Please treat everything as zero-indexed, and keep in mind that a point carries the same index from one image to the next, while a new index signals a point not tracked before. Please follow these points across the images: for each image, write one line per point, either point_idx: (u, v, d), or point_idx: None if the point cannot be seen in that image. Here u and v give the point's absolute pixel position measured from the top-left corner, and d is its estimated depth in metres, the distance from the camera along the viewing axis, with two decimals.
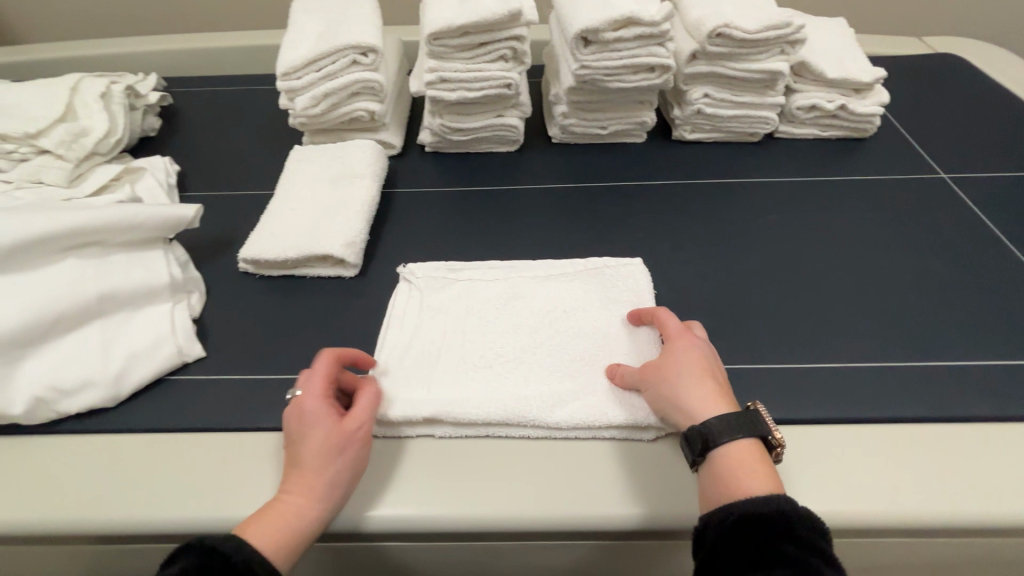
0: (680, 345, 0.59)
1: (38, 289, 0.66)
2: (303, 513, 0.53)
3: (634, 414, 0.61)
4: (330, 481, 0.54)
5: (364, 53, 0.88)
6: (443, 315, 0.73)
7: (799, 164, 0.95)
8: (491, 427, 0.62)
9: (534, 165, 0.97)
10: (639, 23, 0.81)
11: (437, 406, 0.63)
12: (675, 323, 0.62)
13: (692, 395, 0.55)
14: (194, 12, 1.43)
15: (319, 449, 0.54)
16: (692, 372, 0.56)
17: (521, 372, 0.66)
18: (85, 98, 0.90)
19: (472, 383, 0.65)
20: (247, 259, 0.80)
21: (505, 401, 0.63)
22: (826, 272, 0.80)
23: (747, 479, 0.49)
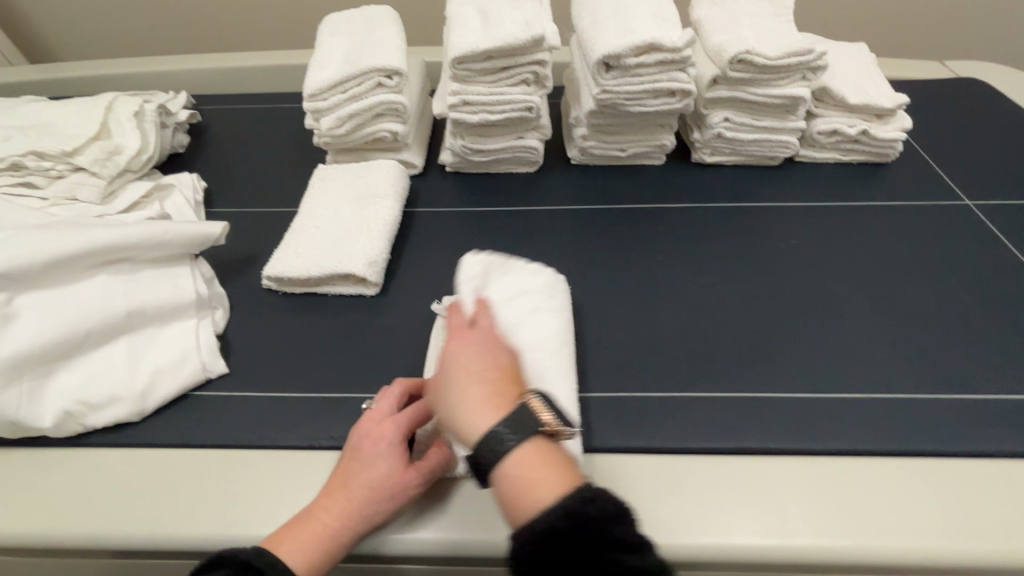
0: (455, 343, 0.55)
1: (71, 306, 0.67)
2: (337, 534, 0.54)
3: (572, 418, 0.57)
4: (378, 514, 0.55)
5: (388, 75, 0.90)
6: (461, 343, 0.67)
7: (820, 188, 0.95)
8: None
9: (553, 187, 0.98)
10: (661, 49, 0.82)
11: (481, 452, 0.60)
12: (453, 320, 0.58)
13: (464, 403, 0.51)
14: (223, 33, 1.47)
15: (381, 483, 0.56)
16: (459, 378, 0.52)
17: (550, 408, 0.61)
18: (120, 118, 0.94)
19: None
20: (270, 277, 0.81)
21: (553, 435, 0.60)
22: (851, 300, 0.78)
23: (532, 490, 0.46)
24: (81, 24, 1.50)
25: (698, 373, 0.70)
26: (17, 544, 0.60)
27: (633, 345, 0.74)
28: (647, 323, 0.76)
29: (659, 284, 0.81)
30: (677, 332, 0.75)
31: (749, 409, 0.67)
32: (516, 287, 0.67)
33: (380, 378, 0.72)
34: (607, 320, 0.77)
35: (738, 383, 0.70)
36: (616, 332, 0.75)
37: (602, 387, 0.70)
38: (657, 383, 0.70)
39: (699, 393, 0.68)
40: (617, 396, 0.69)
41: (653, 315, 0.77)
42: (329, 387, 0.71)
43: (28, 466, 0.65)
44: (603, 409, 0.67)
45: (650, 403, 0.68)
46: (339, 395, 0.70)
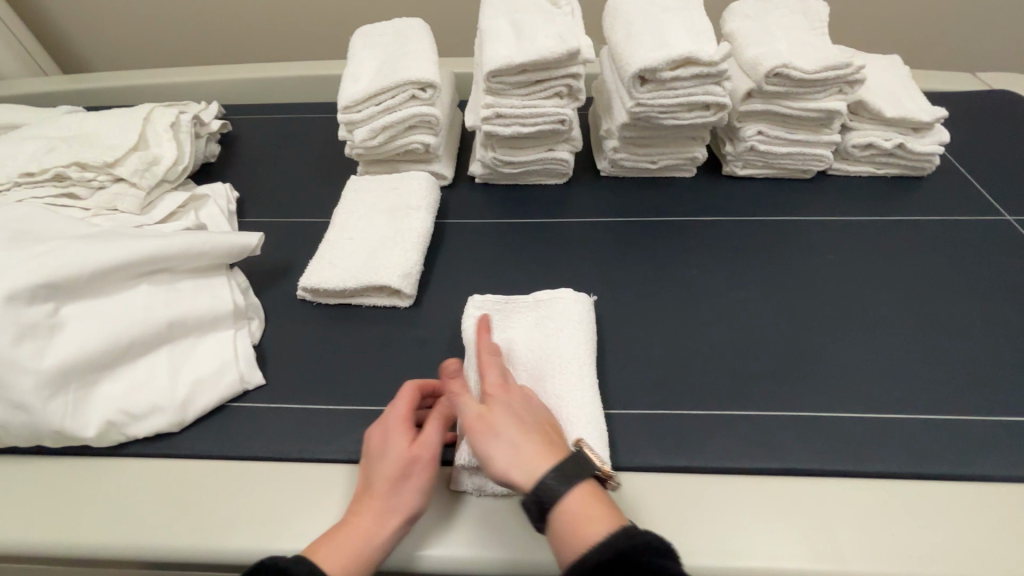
0: (497, 398, 0.55)
1: (113, 316, 0.68)
2: (373, 535, 0.53)
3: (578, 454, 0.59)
4: (404, 502, 0.55)
5: (422, 88, 0.90)
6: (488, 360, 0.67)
7: (855, 202, 0.94)
8: None
9: (583, 199, 0.97)
10: (697, 63, 0.81)
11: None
12: (493, 374, 0.58)
13: (523, 453, 0.51)
14: (252, 43, 1.49)
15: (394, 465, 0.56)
16: (514, 429, 0.52)
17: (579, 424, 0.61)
18: (157, 129, 0.95)
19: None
20: (305, 288, 0.81)
21: None
22: (891, 317, 0.77)
23: (586, 525, 0.47)
24: (116, 35, 1.53)
25: (738, 391, 0.70)
26: (60, 552, 0.61)
27: (670, 361, 0.73)
28: (683, 338, 0.76)
29: (695, 298, 0.80)
30: (713, 347, 0.74)
31: (791, 428, 0.66)
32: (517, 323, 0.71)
33: None
34: (643, 335, 0.76)
35: (779, 401, 0.68)
36: (652, 347, 0.75)
37: (639, 404, 0.69)
38: (696, 399, 0.69)
39: (740, 412, 0.68)
40: (656, 412, 0.68)
41: (689, 330, 0.76)
42: (366, 399, 0.71)
43: (72, 475, 0.66)
44: (641, 425, 0.67)
45: (689, 419, 0.67)
46: (375, 407, 0.70)
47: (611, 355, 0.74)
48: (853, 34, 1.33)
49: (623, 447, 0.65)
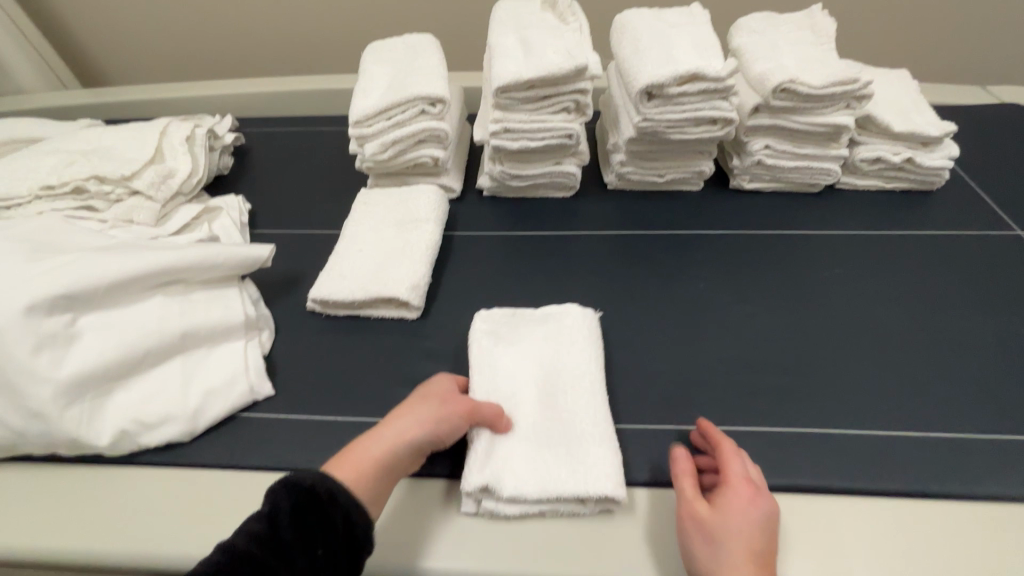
0: (725, 493, 0.54)
1: (128, 326, 0.69)
2: (389, 438, 0.57)
3: (590, 479, 0.58)
4: (414, 431, 0.58)
5: (432, 103, 0.92)
6: (496, 379, 0.67)
7: (864, 216, 0.93)
8: (559, 508, 0.59)
9: (590, 212, 0.98)
10: (704, 79, 0.82)
11: (522, 485, 0.58)
12: (739, 471, 0.55)
13: (732, 560, 0.49)
14: (266, 57, 1.53)
15: (429, 423, 0.58)
16: (734, 543, 0.50)
17: (590, 442, 0.61)
18: (174, 143, 0.97)
19: (541, 456, 0.60)
20: (315, 299, 0.82)
21: (557, 476, 0.58)
22: (900, 332, 0.76)
23: None
24: (134, 50, 1.57)
25: (746, 406, 0.69)
26: (72, 561, 0.62)
27: (678, 375, 0.73)
28: (691, 352, 0.75)
29: (702, 312, 0.80)
30: (720, 362, 0.74)
31: (799, 445, 0.65)
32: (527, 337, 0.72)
33: None
34: (650, 349, 0.76)
35: (787, 417, 0.68)
36: (659, 361, 0.75)
37: (646, 418, 0.69)
38: (703, 414, 0.69)
39: (748, 427, 0.67)
40: (662, 427, 0.68)
41: (696, 344, 0.76)
42: (373, 411, 0.72)
43: (85, 484, 0.67)
44: (648, 440, 0.67)
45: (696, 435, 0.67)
46: (382, 420, 0.71)
47: (618, 369, 0.74)
48: (860, 48, 1.34)
49: (630, 462, 0.65)
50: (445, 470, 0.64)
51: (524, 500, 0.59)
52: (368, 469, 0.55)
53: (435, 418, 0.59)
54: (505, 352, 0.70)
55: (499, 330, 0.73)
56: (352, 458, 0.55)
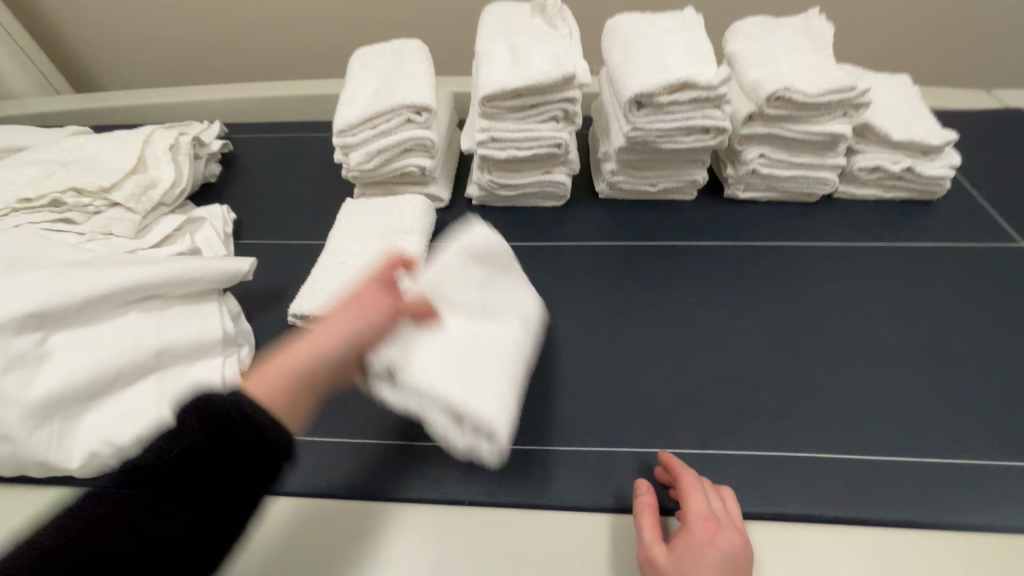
0: (684, 537, 0.53)
1: (99, 346, 0.67)
2: (308, 348, 0.58)
3: (480, 402, 0.53)
4: (332, 337, 0.58)
5: (418, 111, 0.90)
6: (450, 279, 0.62)
7: (862, 227, 0.91)
8: (441, 417, 0.55)
9: (581, 222, 0.96)
10: (696, 87, 0.80)
11: (423, 380, 0.54)
12: (699, 509, 0.54)
13: None
14: (257, 61, 1.51)
15: (347, 323, 0.59)
16: None
17: (502, 376, 0.56)
18: (157, 152, 0.96)
19: (448, 366, 0.56)
20: (297, 314, 0.80)
21: (456, 386, 0.54)
22: (898, 351, 0.74)
23: None
24: (125, 55, 1.56)
25: (736, 427, 0.67)
26: None
27: (666, 395, 0.70)
28: (679, 369, 0.73)
29: (693, 327, 0.78)
30: (711, 380, 0.72)
31: (791, 469, 0.63)
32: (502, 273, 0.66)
33: (403, 422, 0.70)
34: (637, 365, 0.74)
35: (778, 439, 0.66)
36: (647, 379, 0.72)
37: (632, 439, 0.66)
38: (692, 436, 0.66)
39: (737, 450, 0.65)
40: (649, 449, 0.65)
41: (686, 361, 0.74)
42: (351, 431, 0.70)
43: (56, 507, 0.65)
44: (632, 464, 0.64)
45: (684, 458, 0.65)
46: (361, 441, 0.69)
47: (605, 386, 0.72)
48: (860, 51, 1.31)
49: (613, 487, 0.62)
50: (423, 495, 0.63)
51: (412, 392, 0.56)
52: (288, 378, 0.56)
53: (354, 317, 0.59)
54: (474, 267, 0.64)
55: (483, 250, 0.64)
56: (271, 369, 0.56)
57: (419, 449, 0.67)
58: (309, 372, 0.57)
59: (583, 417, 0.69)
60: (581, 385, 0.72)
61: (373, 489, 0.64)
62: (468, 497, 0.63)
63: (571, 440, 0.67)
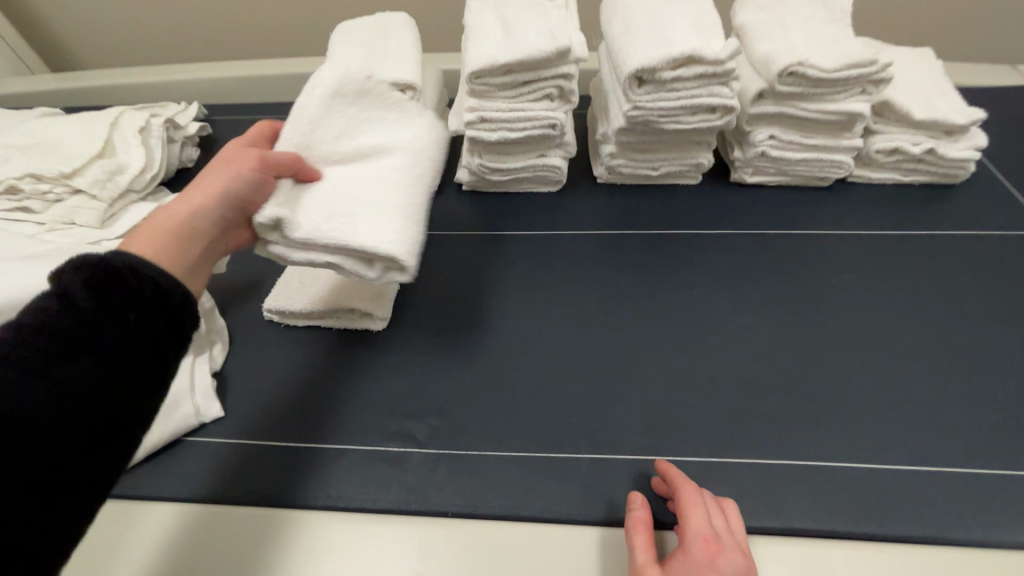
0: (681, 560, 0.48)
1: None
2: (176, 210, 0.51)
3: (382, 235, 0.56)
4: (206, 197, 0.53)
5: (401, 90, 0.83)
6: (320, 134, 0.61)
7: (877, 213, 0.85)
8: (352, 264, 0.58)
9: (578, 208, 0.90)
10: (702, 61, 0.73)
11: (312, 228, 0.56)
12: (698, 528, 0.49)
13: None
14: (238, 38, 1.43)
15: (217, 186, 0.54)
16: None
17: (396, 212, 0.58)
18: (125, 134, 0.90)
19: (341, 210, 0.57)
20: (273, 309, 0.74)
21: (356, 233, 0.56)
22: (917, 349, 0.69)
23: None
24: (98, 32, 1.47)
25: (741, 432, 0.62)
26: None
27: (666, 397, 0.65)
28: (681, 368, 0.68)
29: (696, 322, 0.73)
30: (715, 380, 0.67)
31: (800, 479, 0.59)
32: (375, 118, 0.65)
33: (383, 426, 0.65)
34: (636, 364, 0.69)
35: (787, 446, 0.61)
36: (646, 379, 0.67)
37: (630, 446, 0.61)
38: (694, 442, 0.62)
39: (742, 459, 0.60)
40: (647, 457, 0.61)
41: (688, 360, 0.69)
42: (327, 436, 0.65)
43: None
44: (629, 473, 0.59)
45: (685, 467, 0.60)
46: (339, 447, 0.64)
47: (601, 387, 0.66)
48: (877, 24, 1.23)
49: (608, 499, 0.58)
50: (404, 507, 0.59)
51: (315, 247, 0.57)
52: (163, 236, 0.49)
53: (224, 177, 0.54)
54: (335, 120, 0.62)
55: (345, 94, 0.63)
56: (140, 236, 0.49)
57: (400, 456, 0.63)
58: (190, 231, 0.51)
59: (577, 420, 0.64)
60: (575, 385, 0.67)
61: (351, 501, 0.60)
62: (451, 509, 0.58)
63: (564, 446, 0.62)
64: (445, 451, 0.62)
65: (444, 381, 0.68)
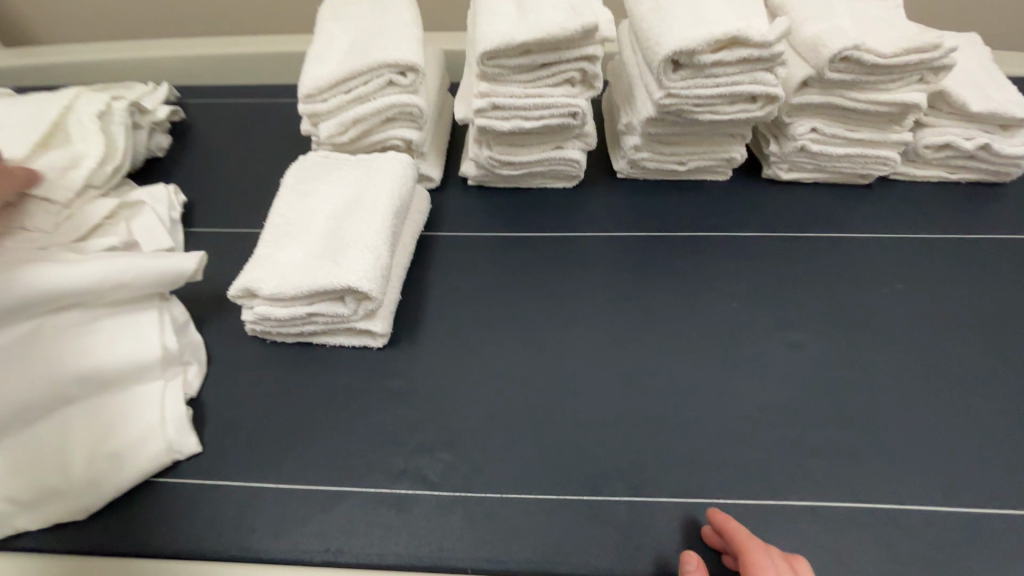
0: None
1: (18, 375, 0.54)
2: None
3: (347, 274, 0.59)
4: None
5: (401, 72, 0.73)
6: (306, 210, 0.69)
7: (925, 215, 0.78)
8: (330, 314, 0.62)
9: (598, 206, 0.81)
10: (746, 44, 0.65)
11: (287, 281, 0.61)
12: None
13: None
14: (213, 13, 1.29)
15: None
16: None
17: (363, 247, 0.62)
18: (80, 119, 0.78)
19: (315, 260, 0.62)
20: (255, 327, 0.64)
21: (325, 276, 0.60)
22: (980, 372, 0.62)
23: None
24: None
25: (797, 470, 0.55)
26: None
27: (712, 428, 0.58)
28: (725, 394, 0.60)
29: (740, 340, 0.65)
30: (762, 408, 0.59)
31: (865, 524, 0.52)
32: (352, 178, 0.72)
33: (387, 463, 0.57)
34: (675, 390, 0.61)
35: (849, 486, 0.54)
36: (687, 408, 0.59)
37: (671, 487, 0.54)
38: (744, 481, 0.54)
39: (800, 502, 0.53)
40: (694, 501, 0.53)
41: (732, 385, 0.61)
42: (323, 476, 0.56)
43: None
44: (672, 521, 0.52)
45: (735, 511, 0.53)
46: (337, 488, 0.55)
47: (638, 418, 0.59)
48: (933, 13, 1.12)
49: (652, 550, 0.51)
50: (416, 562, 0.51)
51: (290, 300, 0.61)
52: None
53: None
54: (330, 191, 0.71)
55: (315, 176, 0.73)
56: None
57: (408, 499, 0.54)
58: None
59: (611, 456, 0.56)
60: (608, 414, 0.59)
61: (352, 555, 0.52)
62: (472, 564, 0.51)
63: (596, 489, 0.54)
64: (462, 495, 0.54)
65: (457, 410, 0.60)
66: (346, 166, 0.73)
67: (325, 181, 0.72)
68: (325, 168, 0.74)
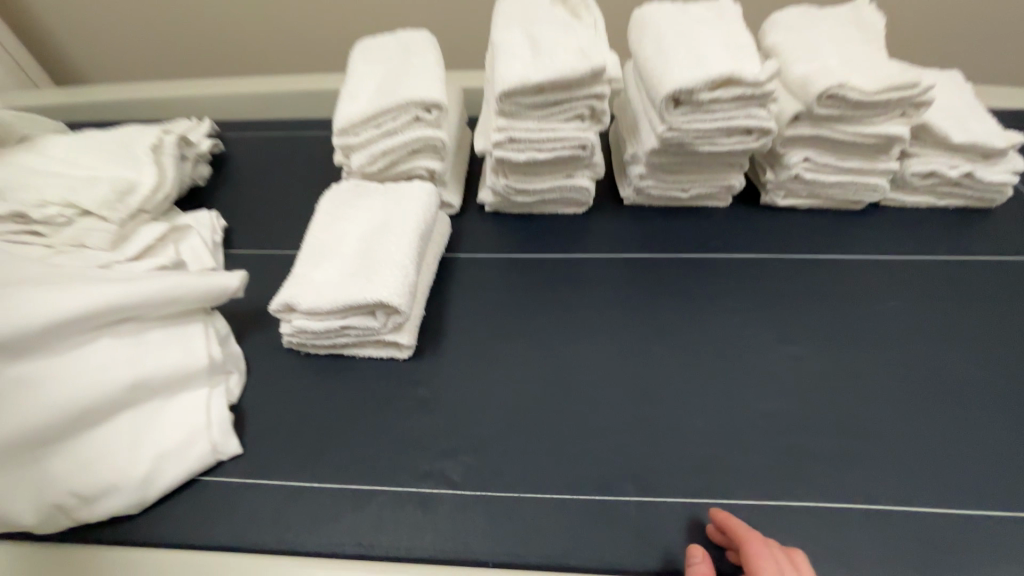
0: None
1: (80, 379, 0.58)
2: None
3: (379, 290, 0.65)
4: None
5: (427, 109, 0.81)
6: (339, 233, 0.76)
7: (914, 238, 0.83)
8: (361, 327, 0.67)
9: (606, 230, 0.87)
10: (740, 83, 0.71)
11: (323, 296, 0.67)
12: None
13: None
14: (249, 53, 1.40)
15: None
16: None
17: (393, 266, 0.68)
18: (136, 150, 0.86)
19: (349, 278, 0.68)
20: (291, 339, 0.70)
21: (358, 291, 0.66)
22: (968, 382, 0.66)
23: None
24: (98, 39, 1.41)
25: (796, 474, 0.59)
26: None
27: (717, 435, 0.62)
28: (727, 403, 0.65)
29: (741, 353, 0.69)
30: (763, 417, 0.63)
31: (861, 525, 0.56)
32: (380, 204, 0.78)
33: (413, 465, 0.61)
34: (680, 398, 0.65)
35: (844, 489, 0.58)
36: (692, 415, 0.64)
37: (677, 489, 0.58)
38: (745, 484, 0.58)
39: (799, 503, 0.57)
40: (699, 501, 0.57)
41: (734, 394, 0.65)
42: (353, 477, 0.61)
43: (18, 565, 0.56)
44: (678, 519, 0.56)
45: (738, 511, 0.57)
46: (367, 488, 0.60)
47: (645, 424, 0.63)
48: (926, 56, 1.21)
49: (660, 544, 0.55)
50: (441, 555, 0.55)
51: (326, 313, 0.67)
52: None
53: None
54: (360, 216, 0.77)
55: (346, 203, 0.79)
56: None
57: (433, 499, 0.59)
58: None
59: (621, 459, 0.60)
60: (618, 420, 0.63)
61: (381, 548, 0.56)
62: (492, 557, 0.55)
63: (608, 489, 0.58)
64: (482, 494, 0.59)
65: (477, 417, 0.64)
66: (374, 193, 0.80)
67: (356, 207, 0.79)
68: (354, 196, 0.81)
